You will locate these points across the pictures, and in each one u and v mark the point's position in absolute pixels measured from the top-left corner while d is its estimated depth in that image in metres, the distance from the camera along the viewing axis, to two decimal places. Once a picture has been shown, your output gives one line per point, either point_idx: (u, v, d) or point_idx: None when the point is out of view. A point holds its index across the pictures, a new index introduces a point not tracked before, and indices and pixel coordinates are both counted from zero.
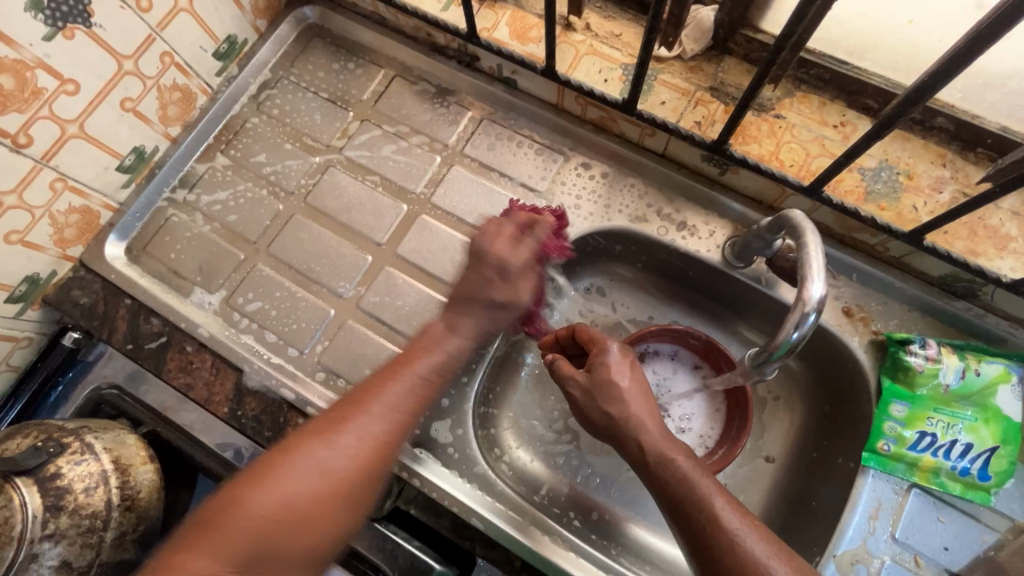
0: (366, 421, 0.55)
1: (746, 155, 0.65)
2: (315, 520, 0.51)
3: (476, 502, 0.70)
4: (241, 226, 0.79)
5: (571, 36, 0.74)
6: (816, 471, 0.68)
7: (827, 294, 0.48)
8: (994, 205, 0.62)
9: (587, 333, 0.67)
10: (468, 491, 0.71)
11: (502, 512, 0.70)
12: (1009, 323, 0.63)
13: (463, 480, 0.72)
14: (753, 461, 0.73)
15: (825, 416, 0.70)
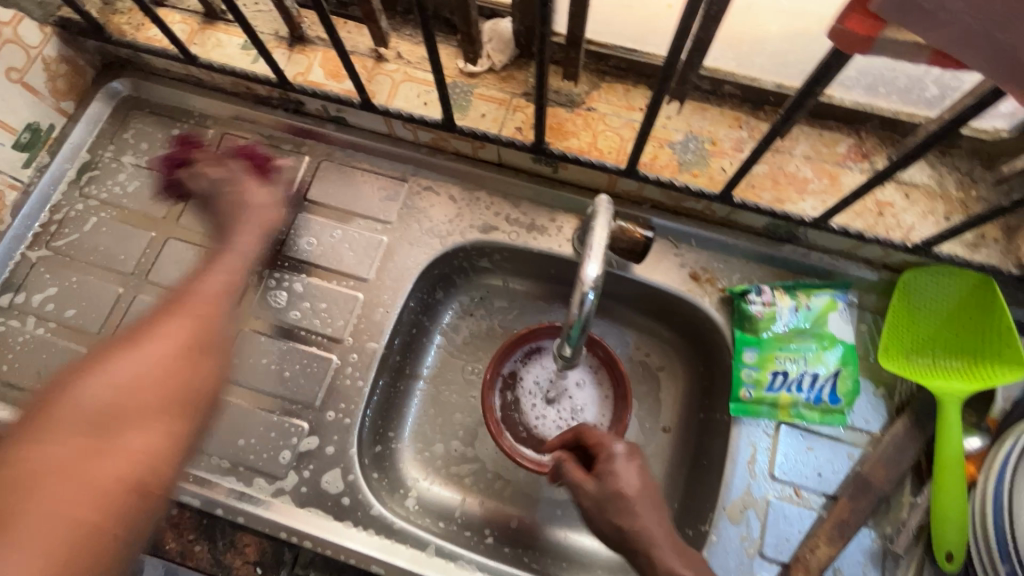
0: (168, 327, 0.53)
1: (567, 151, 0.69)
2: (168, 393, 0.49)
3: (377, 551, 0.62)
4: (80, 319, 0.72)
5: (383, 66, 0.74)
6: (705, 430, 0.73)
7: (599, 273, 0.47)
8: (790, 153, 0.68)
9: (595, 435, 0.62)
10: (366, 541, 0.62)
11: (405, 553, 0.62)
12: (830, 257, 0.70)
13: (360, 530, 0.63)
14: (652, 435, 0.77)
15: (702, 377, 0.76)
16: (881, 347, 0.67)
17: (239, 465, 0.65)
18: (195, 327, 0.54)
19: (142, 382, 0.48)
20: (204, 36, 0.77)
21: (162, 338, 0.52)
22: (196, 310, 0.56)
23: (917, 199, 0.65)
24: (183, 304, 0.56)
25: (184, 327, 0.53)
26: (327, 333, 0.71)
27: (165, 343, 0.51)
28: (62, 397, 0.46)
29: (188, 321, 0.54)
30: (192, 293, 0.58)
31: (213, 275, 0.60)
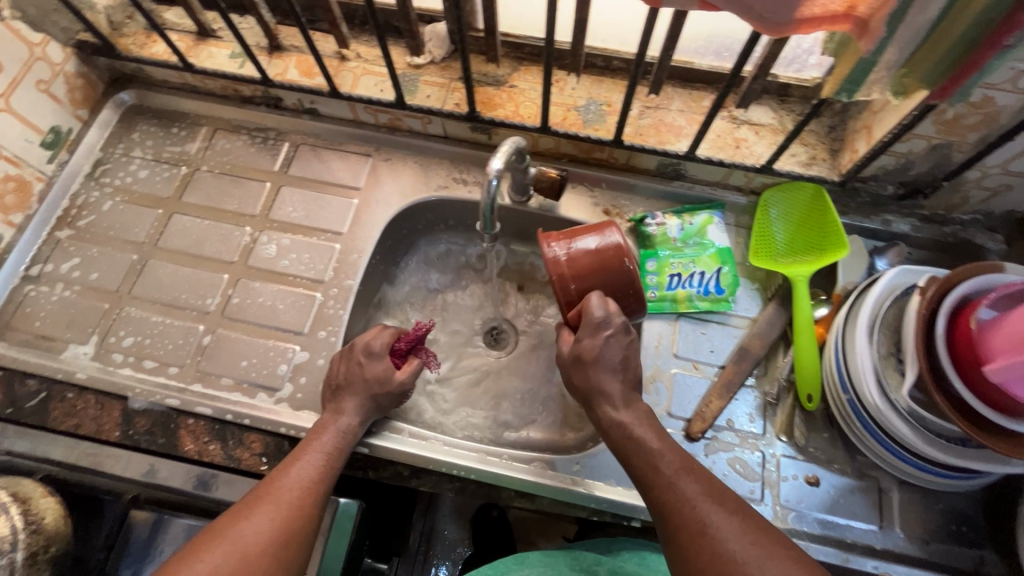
0: (298, 472, 0.67)
1: (496, 117, 0.88)
2: (275, 551, 0.60)
3: (413, 448, 0.75)
4: (102, 280, 0.86)
5: (346, 64, 0.92)
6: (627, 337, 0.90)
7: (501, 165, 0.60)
8: (668, 108, 0.87)
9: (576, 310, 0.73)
10: (408, 442, 0.75)
11: (437, 447, 0.75)
12: (709, 187, 0.89)
13: (404, 435, 0.76)
14: None
15: None
16: (752, 250, 0.86)
17: (243, 382, 0.80)
18: (310, 478, 0.67)
19: (250, 553, 0.59)
20: (198, 50, 0.94)
21: (289, 493, 0.64)
22: (315, 459, 0.69)
23: (764, 134, 0.85)
24: (300, 460, 0.68)
25: (308, 480, 0.67)
26: (311, 276, 0.87)
27: (287, 499, 0.64)
28: (187, 556, 0.58)
29: (320, 446, 0.70)
30: (309, 448, 0.70)
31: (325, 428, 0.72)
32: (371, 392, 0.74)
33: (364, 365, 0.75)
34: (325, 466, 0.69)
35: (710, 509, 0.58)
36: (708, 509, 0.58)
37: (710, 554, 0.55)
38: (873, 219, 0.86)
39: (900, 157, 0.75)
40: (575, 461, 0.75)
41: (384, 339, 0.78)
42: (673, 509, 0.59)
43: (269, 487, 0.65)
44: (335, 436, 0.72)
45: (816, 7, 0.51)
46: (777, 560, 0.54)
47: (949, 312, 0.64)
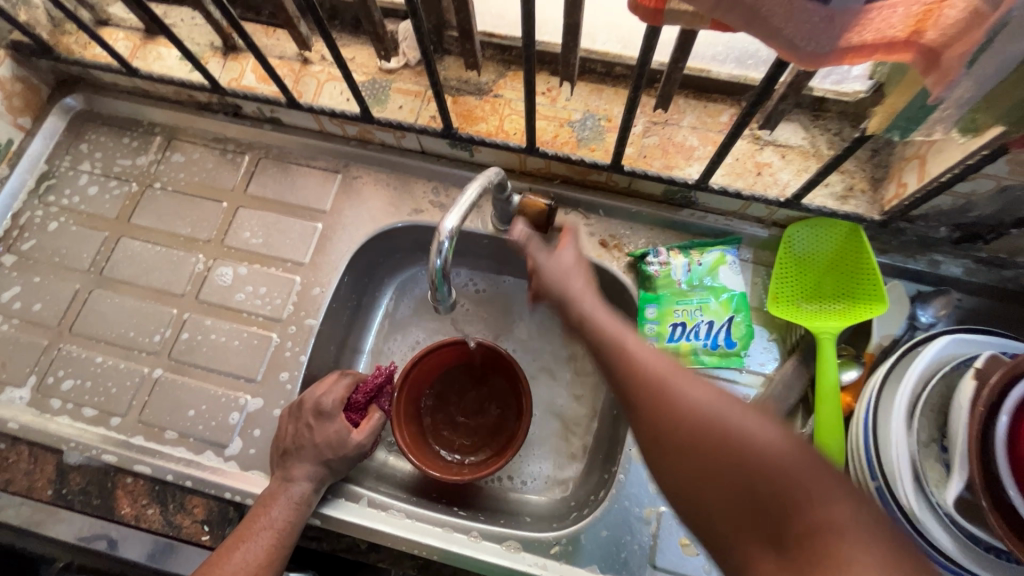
0: (242, 561, 0.58)
1: (476, 134, 0.76)
2: None
3: (371, 521, 0.66)
4: (43, 313, 0.78)
5: (309, 68, 0.81)
6: None
7: (457, 221, 0.52)
8: (679, 125, 0.74)
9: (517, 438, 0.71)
10: (366, 514, 0.67)
11: (397, 521, 0.66)
12: (725, 218, 0.76)
13: (360, 504, 0.68)
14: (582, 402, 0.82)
15: None
16: (771, 294, 0.73)
17: (189, 435, 0.71)
18: (257, 568, 0.59)
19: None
20: (145, 50, 0.83)
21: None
22: (262, 539, 0.60)
23: (793, 159, 0.71)
24: (244, 546, 0.59)
25: (252, 566, 0.58)
26: (267, 312, 0.77)
27: None
28: None
29: (265, 528, 0.61)
30: (252, 530, 0.61)
31: (273, 506, 0.63)
32: (323, 458, 0.65)
33: (317, 428, 0.66)
34: (274, 547, 0.61)
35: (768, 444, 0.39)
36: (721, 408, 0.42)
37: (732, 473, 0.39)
38: (918, 260, 0.73)
39: (959, 198, 0.62)
40: (554, 542, 0.66)
41: (337, 393, 0.69)
42: (670, 422, 0.43)
43: None
44: (285, 512, 0.63)
45: (867, 33, 0.38)
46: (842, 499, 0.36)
47: (1012, 409, 0.51)
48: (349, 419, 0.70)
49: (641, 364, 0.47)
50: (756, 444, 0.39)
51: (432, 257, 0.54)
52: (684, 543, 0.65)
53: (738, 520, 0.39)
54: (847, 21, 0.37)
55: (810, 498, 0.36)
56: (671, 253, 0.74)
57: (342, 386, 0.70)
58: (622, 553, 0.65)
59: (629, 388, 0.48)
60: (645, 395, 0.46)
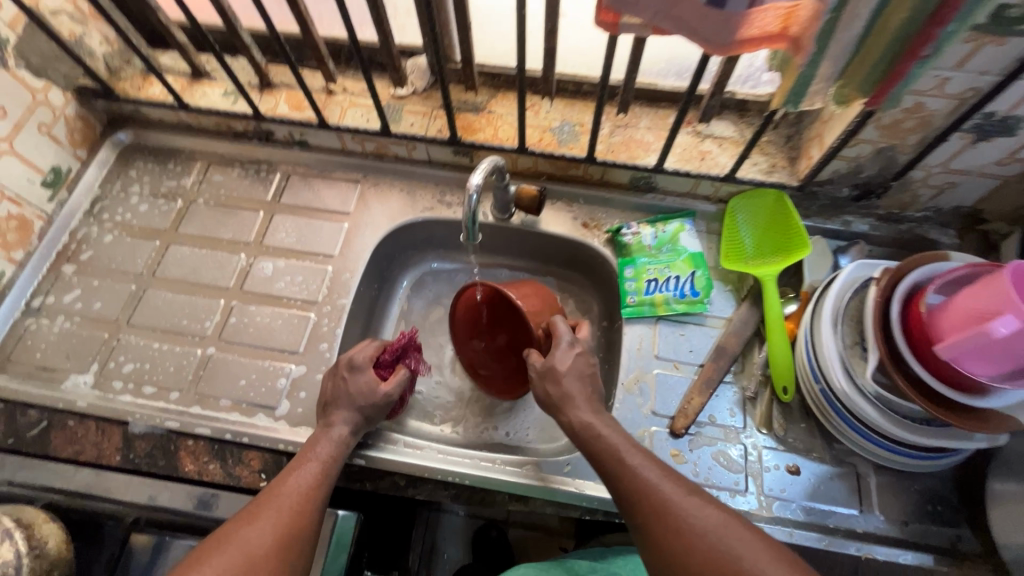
0: (295, 484, 0.67)
1: (476, 141, 0.93)
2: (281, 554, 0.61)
3: (408, 457, 0.77)
4: (104, 310, 0.89)
5: (334, 98, 0.98)
6: (612, 346, 0.94)
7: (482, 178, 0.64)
8: (637, 126, 0.94)
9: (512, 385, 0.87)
10: (403, 452, 0.77)
11: (431, 455, 0.77)
12: (681, 198, 0.95)
13: (397, 445, 0.78)
14: None
15: (605, 328, 0.98)
16: (722, 252, 0.91)
17: (242, 401, 0.82)
18: (309, 489, 0.68)
19: (256, 555, 0.60)
20: (192, 89, 0.99)
21: (286, 498, 0.65)
22: (310, 467, 0.70)
23: (727, 146, 0.91)
24: (295, 473, 0.69)
25: (303, 487, 0.67)
26: (305, 296, 0.90)
27: (286, 505, 0.65)
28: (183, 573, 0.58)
29: (312, 460, 0.71)
30: (303, 462, 0.70)
31: (319, 445, 0.73)
32: (359, 403, 0.76)
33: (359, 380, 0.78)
34: (321, 474, 0.70)
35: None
36: (683, 503, 0.61)
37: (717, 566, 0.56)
38: (834, 220, 0.92)
39: (850, 161, 0.82)
40: (566, 462, 0.77)
41: (368, 352, 0.80)
42: (657, 508, 0.61)
43: (265, 499, 0.65)
44: (328, 447, 0.73)
45: (753, 29, 0.57)
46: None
47: (901, 300, 0.68)
48: (378, 373, 0.81)
49: (648, 492, 0.62)
50: (678, 509, 0.61)
51: (465, 208, 0.65)
52: (673, 453, 0.79)
53: None
54: (739, 20, 0.56)
55: None
56: (640, 226, 0.91)
57: (371, 346, 0.82)
58: None
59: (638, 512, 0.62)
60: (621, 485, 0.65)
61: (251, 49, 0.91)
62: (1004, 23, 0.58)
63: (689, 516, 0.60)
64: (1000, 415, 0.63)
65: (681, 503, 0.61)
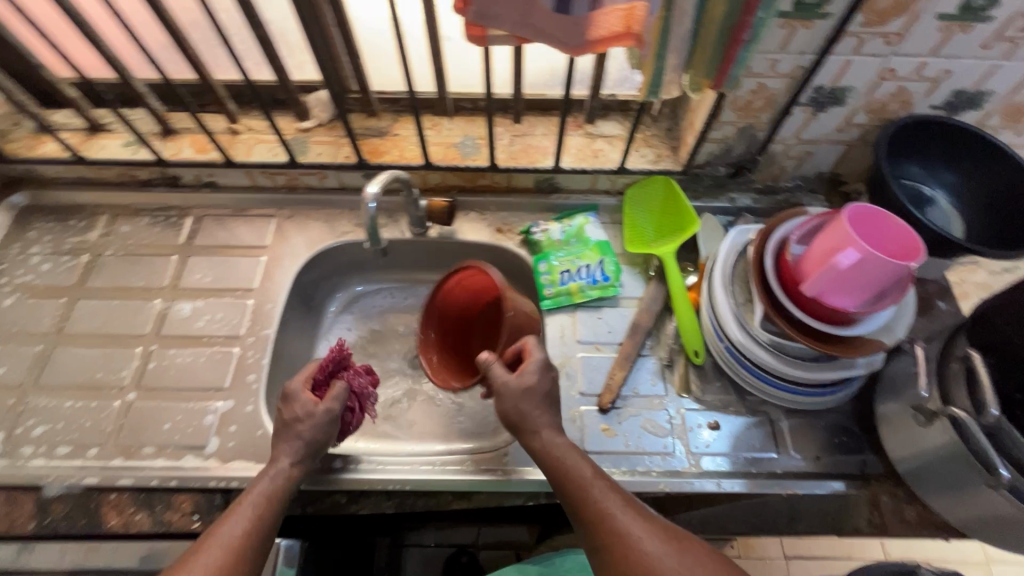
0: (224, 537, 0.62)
1: (384, 163, 0.97)
2: None
3: (346, 474, 0.77)
4: (7, 375, 0.85)
5: (239, 137, 0.99)
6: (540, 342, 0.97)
7: (376, 188, 0.69)
8: (534, 134, 1.01)
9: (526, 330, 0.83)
10: (340, 469, 0.77)
11: (369, 467, 0.77)
12: (583, 195, 1.03)
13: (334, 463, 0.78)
14: None
15: None
16: (626, 238, 0.98)
17: (168, 445, 0.79)
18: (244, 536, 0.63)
19: None
20: (90, 143, 0.98)
21: (215, 555, 0.60)
22: (246, 512, 0.66)
23: (616, 143, 1.00)
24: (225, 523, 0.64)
25: (243, 533, 0.63)
26: (227, 332, 0.89)
27: (216, 558, 0.60)
28: None
29: (245, 504, 0.66)
30: (234, 511, 0.66)
31: (259, 485, 0.69)
32: (317, 427, 0.73)
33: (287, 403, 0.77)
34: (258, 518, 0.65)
35: None
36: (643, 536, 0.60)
37: None
38: (720, 198, 1.02)
39: (720, 143, 0.92)
40: (506, 453, 0.80)
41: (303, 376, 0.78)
42: (621, 545, 0.60)
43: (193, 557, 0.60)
44: (265, 485, 0.69)
45: (602, 30, 0.65)
46: None
47: (773, 254, 0.76)
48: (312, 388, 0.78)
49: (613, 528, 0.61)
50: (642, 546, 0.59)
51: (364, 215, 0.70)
52: (604, 428, 0.83)
53: None
54: (586, 24, 0.64)
55: None
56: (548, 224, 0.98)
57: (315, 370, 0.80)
58: None
59: (600, 548, 0.61)
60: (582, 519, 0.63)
61: (147, 98, 0.92)
62: (806, 9, 0.69)
63: (644, 546, 0.59)
64: (871, 339, 0.71)
65: (642, 534, 0.61)
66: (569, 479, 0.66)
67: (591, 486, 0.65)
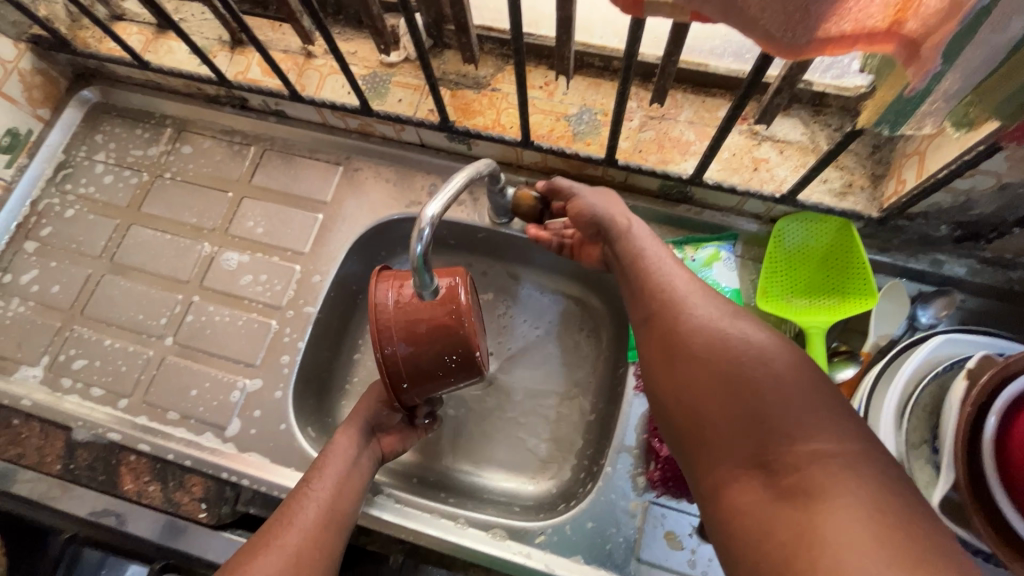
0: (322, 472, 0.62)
1: (473, 127, 0.76)
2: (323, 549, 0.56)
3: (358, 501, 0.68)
4: (59, 295, 0.82)
5: (313, 62, 0.82)
6: (615, 395, 0.77)
7: (438, 211, 0.53)
8: (675, 119, 0.74)
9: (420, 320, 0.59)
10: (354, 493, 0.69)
11: (386, 504, 0.68)
12: (723, 214, 0.76)
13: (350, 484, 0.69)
14: (574, 399, 0.81)
15: (614, 362, 0.80)
16: (760, 291, 0.72)
17: (190, 416, 0.74)
18: (348, 465, 0.63)
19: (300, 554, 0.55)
20: (157, 44, 0.86)
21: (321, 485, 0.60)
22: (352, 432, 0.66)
23: (790, 155, 0.70)
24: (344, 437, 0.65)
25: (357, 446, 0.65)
26: (268, 299, 0.80)
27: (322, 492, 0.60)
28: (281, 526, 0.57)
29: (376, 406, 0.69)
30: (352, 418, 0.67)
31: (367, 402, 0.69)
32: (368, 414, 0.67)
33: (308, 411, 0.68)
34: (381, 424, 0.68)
35: (827, 428, 0.41)
36: (744, 351, 0.47)
37: (762, 389, 0.44)
38: (921, 259, 0.71)
39: (959, 194, 0.61)
40: (540, 531, 0.67)
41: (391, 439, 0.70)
42: (717, 375, 0.47)
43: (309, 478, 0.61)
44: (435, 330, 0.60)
45: (846, 22, 0.37)
46: (837, 422, 0.42)
47: (1002, 413, 0.48)
48: None
49: (720, 347, 0.48)
50: (740, 352, 0.47)
51: (413, 243, 0.54)
52: (669, 536, 0.65)
53: (744, 440, 0.43)
54: (824, 11, 0.37)
55: (803, 424, 0.42)
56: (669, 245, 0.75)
57: None
58: (607, 545, 0.65)
59: (686, 364, 0.49)
60: (666, 413, 0.51)
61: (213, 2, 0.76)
62: None
63: (744, 351, 0.47)
64: None
65: (741, 330, 0.49)
66: (678, 306, 0.54)
67: (680, 379, 0.49)
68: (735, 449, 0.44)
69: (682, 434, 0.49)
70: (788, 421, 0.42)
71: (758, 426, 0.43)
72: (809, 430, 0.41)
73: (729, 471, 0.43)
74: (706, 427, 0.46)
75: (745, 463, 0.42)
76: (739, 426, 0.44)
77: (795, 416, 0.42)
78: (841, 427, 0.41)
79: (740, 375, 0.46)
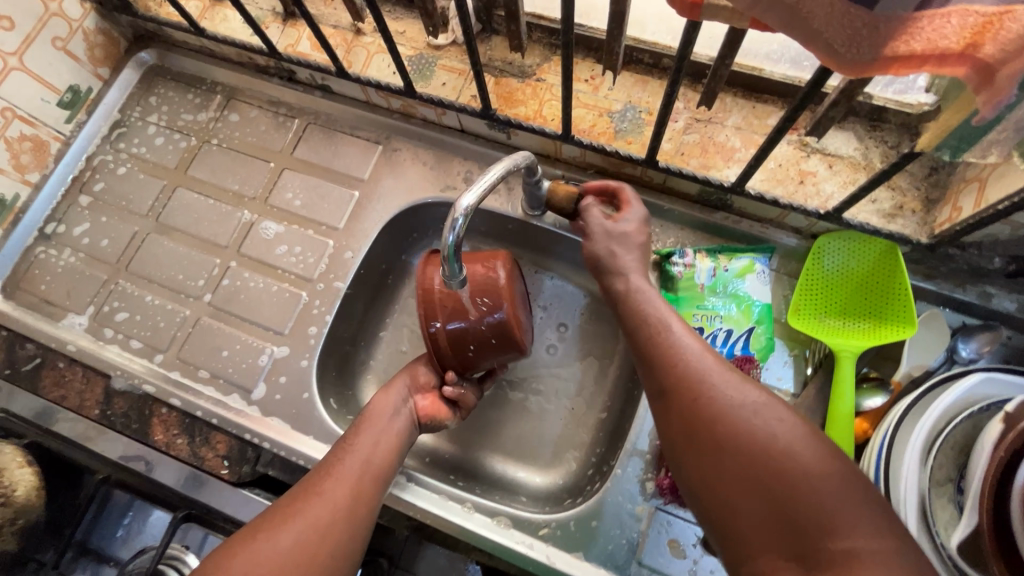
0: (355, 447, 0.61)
1: (515, 117, 0.76)
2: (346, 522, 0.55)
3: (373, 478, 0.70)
4: (107, 249, 0.86)
5: (361, 39, 0.83)
6: (631, 398, 0.77)
7: (473, 202, 0.54)
8: (722, 124, 0.72)
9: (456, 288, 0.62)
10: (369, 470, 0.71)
11: (397, 482, 0.69)
12: (761, 224, 0.74)
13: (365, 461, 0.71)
14: (590, 396, 0.81)
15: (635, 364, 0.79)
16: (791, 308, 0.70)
17: (220, 376, 0.77)
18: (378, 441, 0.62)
19: (324, 525, 0.54)
20: (214, 12, 0.88)
21: (352, 460, 0.60)
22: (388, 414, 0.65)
23: (839, 170, 0.68)
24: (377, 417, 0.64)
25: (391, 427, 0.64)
26: (300, 270, 0.82)
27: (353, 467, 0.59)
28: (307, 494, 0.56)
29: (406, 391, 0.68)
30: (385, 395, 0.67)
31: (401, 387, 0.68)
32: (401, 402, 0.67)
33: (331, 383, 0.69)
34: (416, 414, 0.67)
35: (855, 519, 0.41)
36: (766, 431, 0.46)
37: (787, 476, 0.44)
38: (968, 290, 0.67)
39: (1018, 227, 0.57)
40: (544, 524, 0.68)
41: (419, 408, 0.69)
42: (739, 456, 0.46)
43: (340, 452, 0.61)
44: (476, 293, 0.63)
45: (917, 42, 0.36)
46: (868, 517, 0.41)
47: None
48: None
49: (738, 425, 0.47)
50: (762, 433, 0.46)
51: (446, 231, 0.55)
52: (672, 544, 0.65)
53: (775, 534, 0.43)
54: (893, 28, 0.35)
55: (833, 518, 0.41)
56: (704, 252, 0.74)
57: None
58: (609, 546, 0.66)
59: (704, 441, 0.49)
60: (687, 485, 0.50)
61: None
62: None
63: (765, 432, 0.46)
64: None
65: (755, 406, 0.48)
66: (693, 373, 0.52)
67: (702, 462, 0.48)
68: (766, 540, 0.43)
69: (708, 516, 0.47)
70: (818, 518, 0.41)
71: (787, 518, 0.42)
72: (839, 525, 0.41)
73: (764, 557, 0.43)
74: (729, 510, 0.46)
75: (783, 556, 0.42)
76: (766, 519, 0.43)
77: (826, 511, 0.42)
78: (874, 525, 0.41)
79: (760, 458, 0.45)
